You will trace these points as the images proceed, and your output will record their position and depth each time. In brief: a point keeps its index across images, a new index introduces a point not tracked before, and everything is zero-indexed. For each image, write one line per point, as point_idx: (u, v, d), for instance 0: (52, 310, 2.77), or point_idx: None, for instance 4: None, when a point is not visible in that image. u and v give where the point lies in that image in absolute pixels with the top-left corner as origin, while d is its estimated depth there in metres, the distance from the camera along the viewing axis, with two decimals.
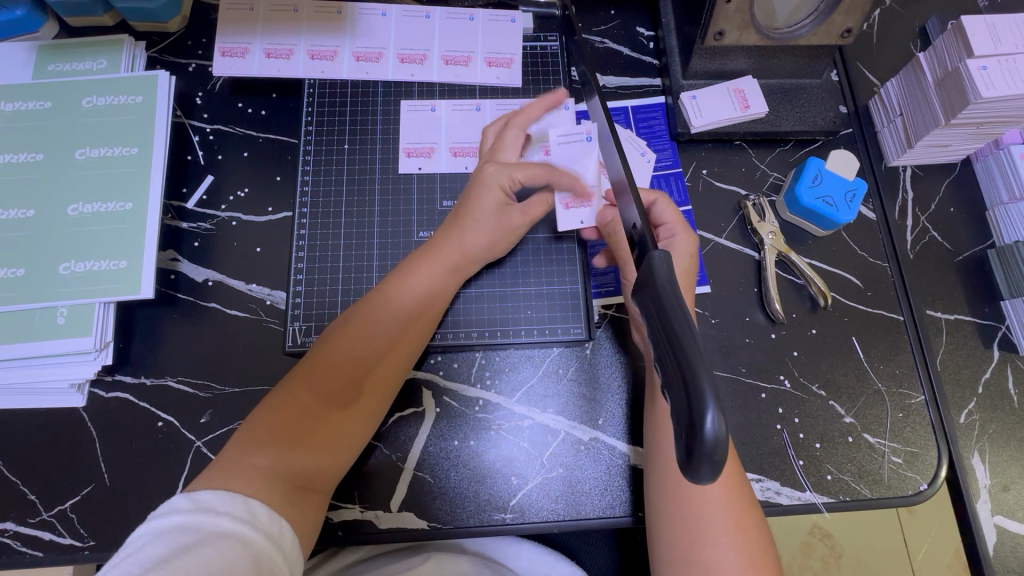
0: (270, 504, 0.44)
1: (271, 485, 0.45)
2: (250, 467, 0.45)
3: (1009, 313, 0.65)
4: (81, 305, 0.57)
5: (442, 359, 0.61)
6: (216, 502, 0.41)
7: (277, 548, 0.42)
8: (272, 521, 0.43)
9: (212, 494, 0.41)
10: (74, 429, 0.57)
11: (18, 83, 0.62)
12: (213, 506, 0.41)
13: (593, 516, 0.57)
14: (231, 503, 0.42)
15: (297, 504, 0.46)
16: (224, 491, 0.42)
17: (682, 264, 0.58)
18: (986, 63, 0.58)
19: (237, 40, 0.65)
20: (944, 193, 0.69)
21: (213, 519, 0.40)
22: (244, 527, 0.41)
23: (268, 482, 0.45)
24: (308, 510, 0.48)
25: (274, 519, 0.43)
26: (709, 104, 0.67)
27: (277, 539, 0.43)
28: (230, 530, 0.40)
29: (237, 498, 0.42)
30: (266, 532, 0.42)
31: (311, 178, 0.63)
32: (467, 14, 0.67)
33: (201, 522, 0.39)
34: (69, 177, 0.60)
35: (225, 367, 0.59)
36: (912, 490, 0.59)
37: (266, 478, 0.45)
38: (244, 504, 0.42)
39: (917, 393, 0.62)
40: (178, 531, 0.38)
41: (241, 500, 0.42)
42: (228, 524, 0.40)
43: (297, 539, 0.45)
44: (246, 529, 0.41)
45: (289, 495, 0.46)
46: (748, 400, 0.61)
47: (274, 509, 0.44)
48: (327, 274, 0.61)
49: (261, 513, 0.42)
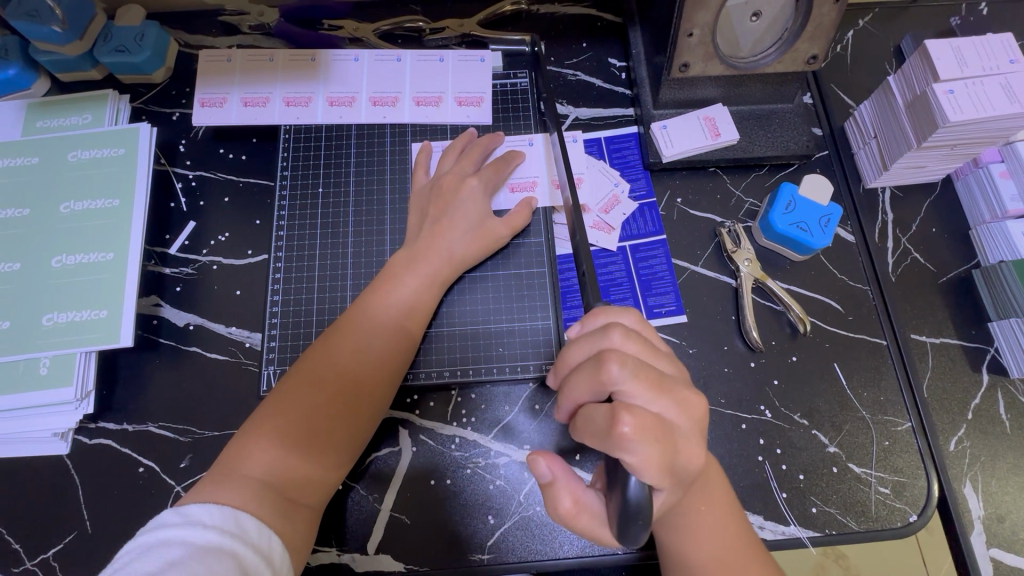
0: (258, 517, 0.46)
1: (260, 500, 0.47)
2: (241, 481, 0.48)
3: (998, 335, 0.63)
4: (63, 355, 0.58)
5: (418, 398, 0.61)
6: (204, 516, 0.44)
7: (264, 560, 0.44)
8: (261, 534, 0.45)
9: (202, 508, 0.44)
10: (58, 477, 0.58)
11: (8, 141, 0.65)
12: (201, 520, 0.43)
13: (572, 555, 0.56)
14: (219, 517, 0.44)
15: (285, 517, 0.48)
16: (213, 505, 0.45)
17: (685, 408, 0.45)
18: (952, 87, 0.57)
19: (216, 90, 0.67)
20: (925, 213, 0.68)
21: (199, 532, 0.42)
22: (230, 540, 0.43)
23: (256, 495, 0.47)
24: (299, 525, 0.49)
25: (264, 532, 0.46)
26: (681, 133, 0.67)
27: (265, 550, 0.45)
28: (216, 542, 0.42)
29: (227, 511, 0.45)
30: (253, 544, 0.44)
31: (287, 222, 0.65)
32: (438, 56, 0.69)
33: (188, 536, 0.42)
34: (54, 230, 0.62)
35: (206, 411, 0.60)
36: (901, 522, 0.57)
37: (256, 494, 0.47)
38: (233, 516, 0.45)
39: (902, 419, 0.61)
40: (166, 544, 0.41)
41: (230, 514, 0.45)
42: (214, 537, 0.43)
43: (288, 551, 0.47)
44: (230, 540, 0.43)
45: (277, 507, 0.48)
46: (728, 431, 0.60)
47: (264, 523, 0.46)
48: (301, 316, 0.62)
49: (247, 524, 0.45)
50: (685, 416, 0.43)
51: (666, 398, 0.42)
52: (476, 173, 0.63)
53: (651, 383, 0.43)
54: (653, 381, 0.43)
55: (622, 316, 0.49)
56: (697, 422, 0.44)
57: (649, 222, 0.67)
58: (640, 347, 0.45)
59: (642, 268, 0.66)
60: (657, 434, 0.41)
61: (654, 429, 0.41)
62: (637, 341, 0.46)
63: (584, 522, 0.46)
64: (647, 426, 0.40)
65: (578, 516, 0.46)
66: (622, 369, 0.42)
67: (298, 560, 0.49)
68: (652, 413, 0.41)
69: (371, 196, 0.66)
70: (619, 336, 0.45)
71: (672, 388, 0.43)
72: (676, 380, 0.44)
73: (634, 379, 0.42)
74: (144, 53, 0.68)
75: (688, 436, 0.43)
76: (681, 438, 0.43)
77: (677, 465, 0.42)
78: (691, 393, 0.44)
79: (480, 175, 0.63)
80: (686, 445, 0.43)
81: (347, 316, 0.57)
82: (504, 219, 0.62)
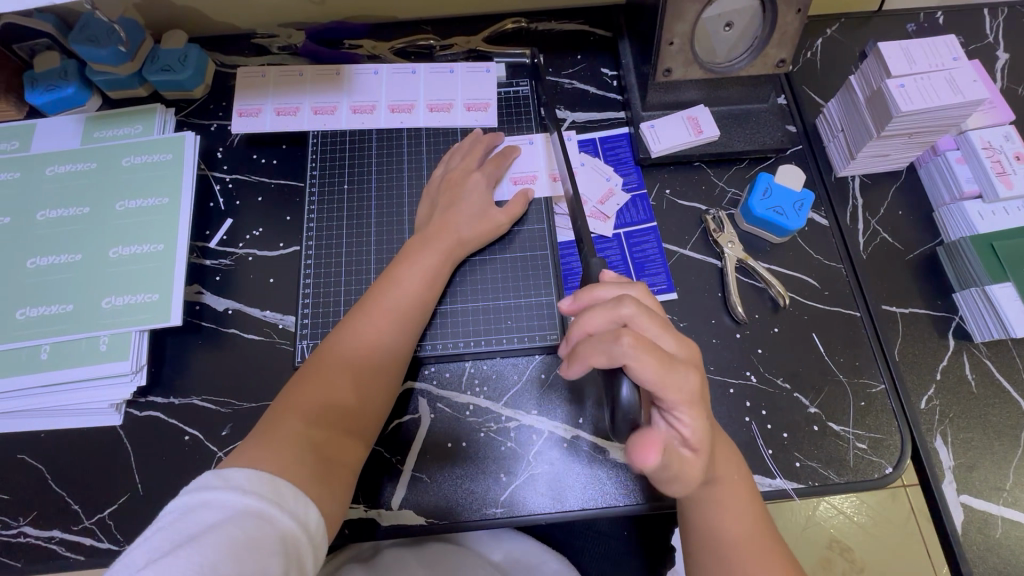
0: (295, 488, 0.49)
1: (300, 469, 0.51)
2: (283, 442, 0.52)
3: (961, 305, 0.69)
4: (119, 334, 0.65)
5: (435, 369, 0.68)
6: (244, 482, 0.46)
7: (300, 528, 0.47)
8: (297, 502, 0.48)
9: (242, 475, 0.47)
10: (115, 445, 0.64)
11: (68, 149, 0.73)
12: (241, 485, 0.46)
13: (578, 508, 0.62)
14: (258, 484, 0.47)
15: (320, 487, 0.52)
16: (252, 472, 0.47)
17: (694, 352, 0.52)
18: (903, 81, 0.65)
19: (251, 102, 0.76)
20: (892, 198, 0.75)
21: (241, 497, 0.45)
22: (267, 506, 0.46)
23: (291, 466, 0.51)
24: (336, 488, 0.54)
25: (300, 504, 0.48)
26: (666, 131, 0.75)
27: (302, 520, 0.47)
28: (255, 507, 0.45)
29: (264, 479, 0.48)
30: (291, 513, 0.47)
31: (316, 215, 0.72)
32: (448, 68, 0.78)
33: (229, 500, 0.44)
34: (111, 226, 0.69)
35: (244, 385, 0.67)
36: (877, 473, 0.63)
37: (296, 460, 0.51)
38: (271, 485, 0.47)
39: (877, 382, 0.66)
40: (208, 506, 0.44)
41: (268, 482, 0.47)
42: (255, 502, 0.45)
43: (322, 519, 0.50)
44: (270, 508, 0.46)
45: (314, 475, 0.52)
46: (717, 396, 0.66)
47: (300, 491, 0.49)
48: (330, 296, 0.69)
49: (284, 493, 0.48)
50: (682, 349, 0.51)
51: (670, 335, 0.51)
52: (480, 168, 0.71)
53: (657, 322, 0.51)
54: (659, 323, 0.51)
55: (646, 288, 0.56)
56: (693, 363, 0.51)
57: (641, 211, 0.75)
58: (648, 301, 0.55)
59: (635, 252, 0.73)
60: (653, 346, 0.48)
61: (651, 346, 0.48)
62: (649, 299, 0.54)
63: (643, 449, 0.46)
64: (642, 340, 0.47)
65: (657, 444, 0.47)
66: (634, 308, 0.51)
67: (334, 521, 0.53)
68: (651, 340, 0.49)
69: (390, 192, 0.74)
70: (636, 291, 0.55)
71: (675, 330, 0.52)
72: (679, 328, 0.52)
73: (644, 317, 0.51)
74: (187, 71, 0.77)
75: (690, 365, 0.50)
76: (679, 362, 0.49)
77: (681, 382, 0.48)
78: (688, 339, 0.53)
79: (483, 170, 0.71)
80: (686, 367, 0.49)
81: (371, 296, 0.63)
82: (504, 208, 0.70)
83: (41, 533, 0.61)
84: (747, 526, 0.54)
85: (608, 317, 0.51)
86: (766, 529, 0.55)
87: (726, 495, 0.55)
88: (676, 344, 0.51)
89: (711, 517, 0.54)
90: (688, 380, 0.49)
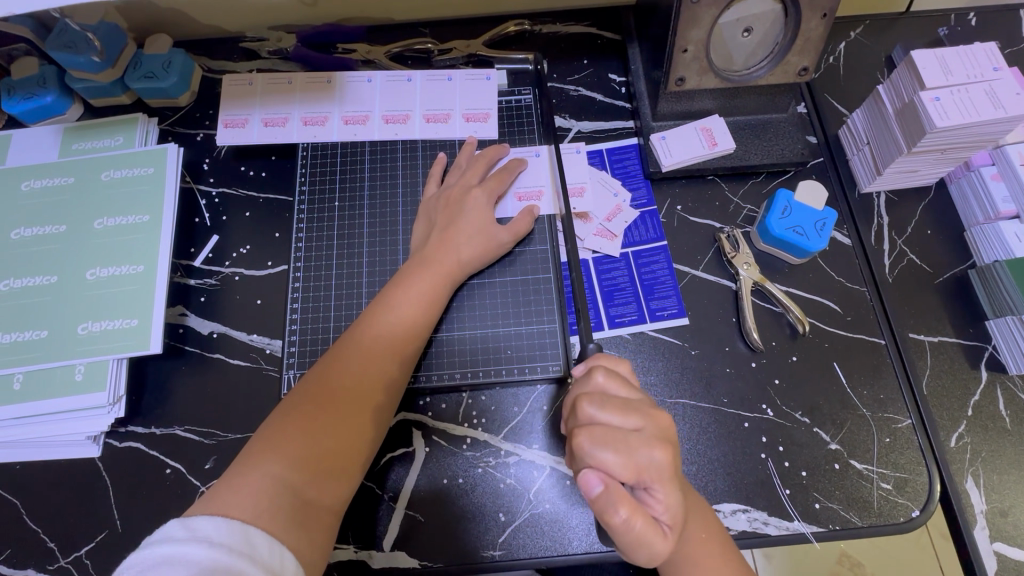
0: (269, 535, 0.46)
1: (273, 516, 0.47)
2: (256, 485, 0.48)
3: (995, 334, 0.64)
4: (96, 362, 0.62)
5: (430, 400, 0.64)
6: (212, 532, 0.43)
7: None
8: (272, 552, 0.45)
9: (209, 523, 0.43)
10: (92, 478, 0.61)
11: (45, 162, 0.69)
12: (209, 536, 0.43)
13: (581, 552, 0.58)
14: (227, 533, 0.43)
15: (298, 532, 0.48)
16: (221, 520, 0.44)
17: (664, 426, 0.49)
18: (939, 94, 0.60)
19: (237, 112, 0.72)
20: (919, 216, 0.70)
21: (208, 551, 0.41)
22: (237, 558, 0.42)
23: (265, 510, 0.47)
24: (316, 535, 0.49)
25: (274, 551, 0.45)
26: (678, 144, 0.70)
27: (277, 570, 0.44)
28: (224, 561, 0.41)
29: (234, 527, 0.44)
30: (263, 563, 0.43)
31: (304, 234, 0.68)
32: (446, 75, 0.73)
33: (194, 554, 0.41)
34: (89, 245, 0.66)
35: (228, 415, 0.63)
36: (904, 517, 0.58)
37: (269, 505, 0.48)
38: (241, 533, 0.44)
39: (903, 417, 0.62)
40: (172, 563, 0.40)
41: (238, 530, 0.44)
42: (223, 555, 0.42)
43: (301, 567, 0.46)
44: (240, 560, 0.42)
45: (292, 520, 0.48)
46: (731, 431, 0.62)
47: (275, 542, 0.46)
48: (319, 322, 0.65)
49: (256, 542, 0.44)
50: (651, 427, 0.48)
51: (634, 414, 0.48)
52: (481, 183, 0.67)
53: (618, 407, 0.48)
54: (621, 407, 0.48)
55: (616, 364, 0.53)
56: (665, 436, 0.48)
57: (650, 230, 0.70)
58: (620, 386, 0.50)
59: (644, 274, 0.68)
60: (609, 437, 0.46)
61: (608, 438, 0.46)
62: (616, 376, 0.51)
63: (603, 500, 0.45)
64: (598, 434, 0.46)
65: (636, 522, 0.44)
66: (590, 402, 0.48)
67: (316, 570, 0.49)
68: (610, 429, 0.47)
69: (383, 209, 0.70)
70: (602, 376, 0.50)
71: (639, 405, 0.49)
72: (644, 401, 0.49)
73: (605, 410, 0.48)
74: (171, 79, 0.73)
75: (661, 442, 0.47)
76: (642, 439, 0.47)
77: (649, 466, 0.46)
78: (657, 410, 0.49)
79: (484, 185, 0.66)
80: (645, 442, 0.46)
81: (364, 319, 0.59)
82: (507, 226, 0.65)
83: (14, 572, 0.58)
84: None
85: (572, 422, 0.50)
86: None
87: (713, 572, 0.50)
88: (642, 419, 0.48)
89: None
90: (657, 458, 0.46)
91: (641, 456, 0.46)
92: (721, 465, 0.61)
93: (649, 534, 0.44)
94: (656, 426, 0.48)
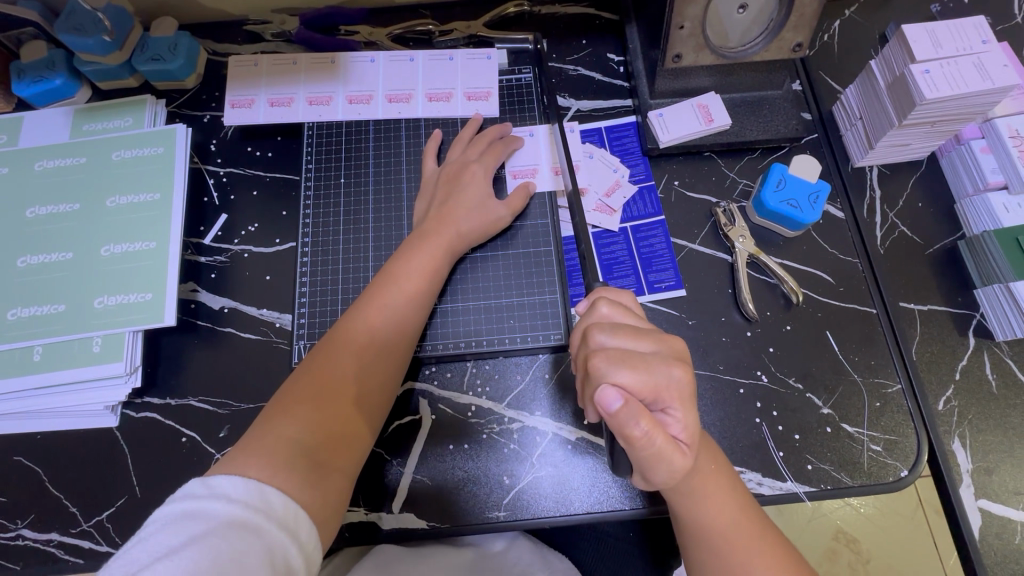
0: (285, 492, 0.48)
1: (288, 474, 0.49)
2: (272, 447, 0.50)
3: (983, 302, 0.67)
4: (112, 335, 0.64)
5: (436, 370, 0.66)
6: (229, 489, 0.45)
7: (289, 537, 0.45)
8: (286, 508, 0.47)
9: (227, 481, 0.45)
10: (110, 447, 0.63)
11: (57, 143, 0.71)
12: (227, 493, 0.45)
13: (582, 512, 0.60)
14: (244, 491, 0.45)
15: (313, 490, 0.50)
16: (238, 478, 0.46)
17: (678, 349, 0.50)
18: (929, 67, 0.61)
19: (244, 92, 0.73)
20: (911, 190, 0.72)
21: (227, 507, 0.44)
22: (254, 514, 0.44)
23: (280, 469, 0.49)
24: (329, 493, 0.51)
25: (289, 508, 0.47)
26: (676, 120, 0.72)
27: (291, 525, 0.46)
28: (241, 516, 0.44)
29: (251, 484, 0.46)
30: (278, 520, 0.46)
31: (312, 211, 0.70)
32: (448, 55, 0.75)
33: (215, 509, 0.43)
34: (103, 223, 0.68)
35: (241, 386, 0.65)
36: (892, 476, 0.61)
37: (284, 462, 0.50)
38: (257, 491, 0.46)
39: (893, 382, 0.64)
40: (191, 517, 0.42)
41: (255, 488, 0.46)
42: (240, 511, 0.44)
43: (315, 524, 0.48)
44: (257, 516, 0.44)
45: (307, 478, 0.50)
46: (727, 396, 0.64)
47: (289, 497, 0.48)
48: (328, 296, 0.67)
49: (273, 499, 0.46)
50: (663, 346, 0.50)
51: (645, 338, 0.49)
52: (479, 159, 0.69)
53: (630, 332, 0.50)
54: (633, 333, 0.50)
55: (620, 296, 0.55)
56: (679, 355, 0.50)
57: (648, 205, 0.72)
58: (625, 314, 0.52)
59: (643, 247, 0.70)
60: (628, 359, 0.48)
61: (625, 359, 0.47)
62: (621, 307, 0.52)
63: (624, 415, 0.44)
64: (615, 355, 0.48)
65: (656, 437, 0.45)
66: (602, 329, 0.50)
67: (329, 528, 0.51)
68: (625, 349, 0.48)
69: (389, 185, 0.71)
70: (606, 307, 0.52)
71: (649, 331, 0.51)
72: (652, 327, 0.51)
73: (615, 337, 0.49)
74: (178, 60, 0.74)
75: (675, 365, 0.48)
76: (659, 359, 0.48)
77: (661, 385, 0.47)
78: (667, 334, 0.51)
79: (482, 161, 0.68)
80: (664, 361, 0.48)
81: (368, 293, 0.61)
82: (505, 201, 0.67)
83: (39, 536, 0.61)
84: (732, 512, 0.52)
85: (585, 352, 0.51)
86: (760, 516, 0.53)
87: (712, 484, 0.52)
88: (655, 342, 0.50)
89: (695, 509, 0.52)
90: (674, 376, 0.48)
91: (662, 374, 0.47)
92: (717, 429, 0.63)
93: (667, 449, 0.46)
94: (668, 352, 0.49)
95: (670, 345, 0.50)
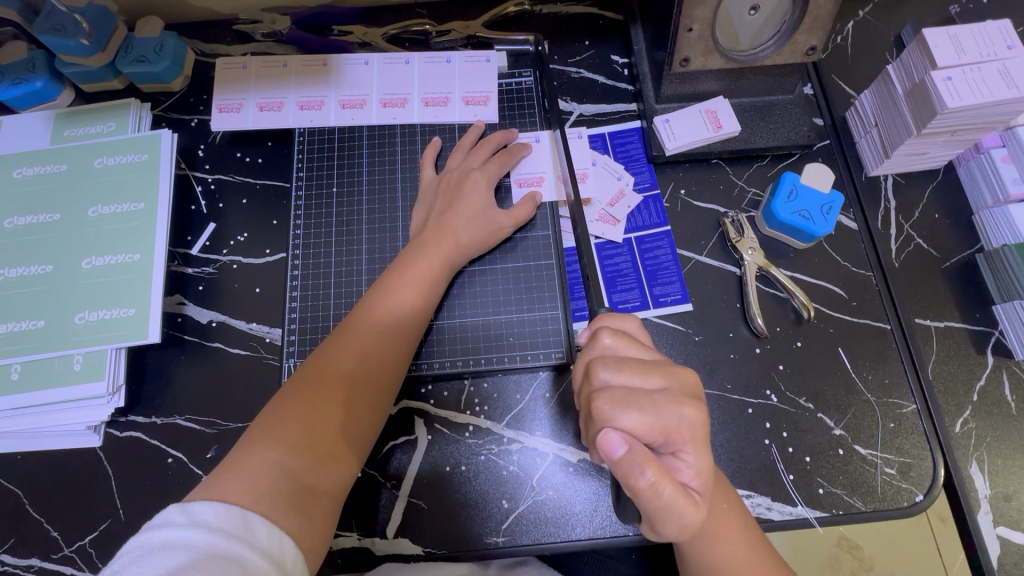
0: (268, 518, 0.45)
1: (271, 501, 0.47)
2: (256, 471, 0.48)
3: (1002, 318, 0.64)
4: (95, 352, 0.61)
5: (432, 388, 0.63)
6: (210, 516, 0.43)
7: (273, 566, 0.43)
8: (270, 537, 0.45)
9: (208, 508, 0.43)
10: (93, 468, 0.61)
11: (37, 150, 0.68)
12: (208, 521, 0.42)
13: (584, 539, 0.58)
14: (225, 519, 0.43)
15: (298, 517, 0.47)
16: (220, 505, 0.44)
17: (689, 384, 0.47)
18: (951, 73, 0.58)
19: (232, 96, 0.70)
20: (928, 200, 0.69)
21: (206, 537, 0.41)
22: (236, 544, 0.42)
23: (265, 496, 0.47)
24: (316, 519, 0.49)
25: (273, 536, 0.45)
26: (683, 126, 0.69)
27: (275, 554, 0.44)
28: (222, 547, 0.41)
29: (232, 511, 0.44)
30: (262, 548, 0.43)
31: (303, 220, 0.67)
32: (445, 57, 0.71)
33: (194, 539, 0.41)
34: (85, 234, 0.65)
35: (229, 404, 0.63)
36: (907, 502, 0.58)
37: (268, 488, 0.47)
38: (240, 518, 0.44)
39: (908, 402, 0.62)
40: (169, 548, 0.40)
41: (237, 515, 0.44)
42: (221, 541, 0.42)
43: (300, 552, 0.46)
44: (239, 546, 0.42)
45: (292, 505, 0.47)
46: (735, 416, 0.61)
47: (273, 525, 0.45)
48: (320, 311, 0.64)
49: (256, 527, 0.44)
50: (671, 382, 0.47)
51: (653, 374, 0.47)
52: (482, 167, 0.66)
53: (637, 368, 0.47)
54: (639, 368, 0.47)
55: (625, 323, 0.52)
56: (690, 392, 0.47)
57: (654, 215, 0.69)
58: (629, 346, 0.49)
59: (648, 259, 0.67)
60: (634, 398, 0.45)
61: (631, 399, 0.45)
62: (627, 338, 0.50)
63: (629, 462, 0.42)
64: (620, 394, 0.45)
65: (663, 487, 0.42)
66: (606, 365, 0.47)
67: (316, 555, 0.49)
68: (631, 387, 0.46)
69: (383, 194, 0.68)
70: (609, 337, 0.49)
71: (658, 364, 0.48)
72: (661, 360, 0.48)
73: (620, 373, 0.46)
74: (164, 62, 0.71)
75: (685, 404, 0.45)
76: (667, 397, 0.46)
77: (670, 428, 0.44)
78: (676, 366, 0.48)
79: (485, 169, 0.65)
80: (673, 400, 0.45)
81: (363, 305, 0.58)
82: (508, 210, 0.64)
83: (19, 561, 0.58)
84: (742, 550, 0.50)
85: (587, 389, 0.48)
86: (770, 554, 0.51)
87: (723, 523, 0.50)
88: (664, 378, 0.47)
89: (705, 548, 0.50)
90: (684, 417, 0.45)
91: (670, 415, 0.45)
92: (724, 451, 0.60)
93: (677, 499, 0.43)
94: (676, 390, 0.47)
95: (679, 379, 0.47)
